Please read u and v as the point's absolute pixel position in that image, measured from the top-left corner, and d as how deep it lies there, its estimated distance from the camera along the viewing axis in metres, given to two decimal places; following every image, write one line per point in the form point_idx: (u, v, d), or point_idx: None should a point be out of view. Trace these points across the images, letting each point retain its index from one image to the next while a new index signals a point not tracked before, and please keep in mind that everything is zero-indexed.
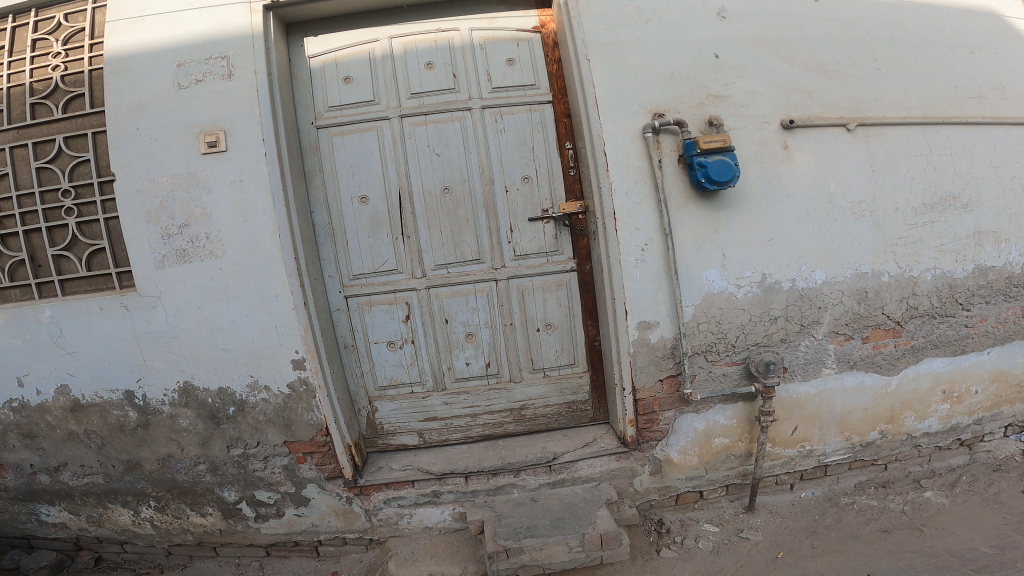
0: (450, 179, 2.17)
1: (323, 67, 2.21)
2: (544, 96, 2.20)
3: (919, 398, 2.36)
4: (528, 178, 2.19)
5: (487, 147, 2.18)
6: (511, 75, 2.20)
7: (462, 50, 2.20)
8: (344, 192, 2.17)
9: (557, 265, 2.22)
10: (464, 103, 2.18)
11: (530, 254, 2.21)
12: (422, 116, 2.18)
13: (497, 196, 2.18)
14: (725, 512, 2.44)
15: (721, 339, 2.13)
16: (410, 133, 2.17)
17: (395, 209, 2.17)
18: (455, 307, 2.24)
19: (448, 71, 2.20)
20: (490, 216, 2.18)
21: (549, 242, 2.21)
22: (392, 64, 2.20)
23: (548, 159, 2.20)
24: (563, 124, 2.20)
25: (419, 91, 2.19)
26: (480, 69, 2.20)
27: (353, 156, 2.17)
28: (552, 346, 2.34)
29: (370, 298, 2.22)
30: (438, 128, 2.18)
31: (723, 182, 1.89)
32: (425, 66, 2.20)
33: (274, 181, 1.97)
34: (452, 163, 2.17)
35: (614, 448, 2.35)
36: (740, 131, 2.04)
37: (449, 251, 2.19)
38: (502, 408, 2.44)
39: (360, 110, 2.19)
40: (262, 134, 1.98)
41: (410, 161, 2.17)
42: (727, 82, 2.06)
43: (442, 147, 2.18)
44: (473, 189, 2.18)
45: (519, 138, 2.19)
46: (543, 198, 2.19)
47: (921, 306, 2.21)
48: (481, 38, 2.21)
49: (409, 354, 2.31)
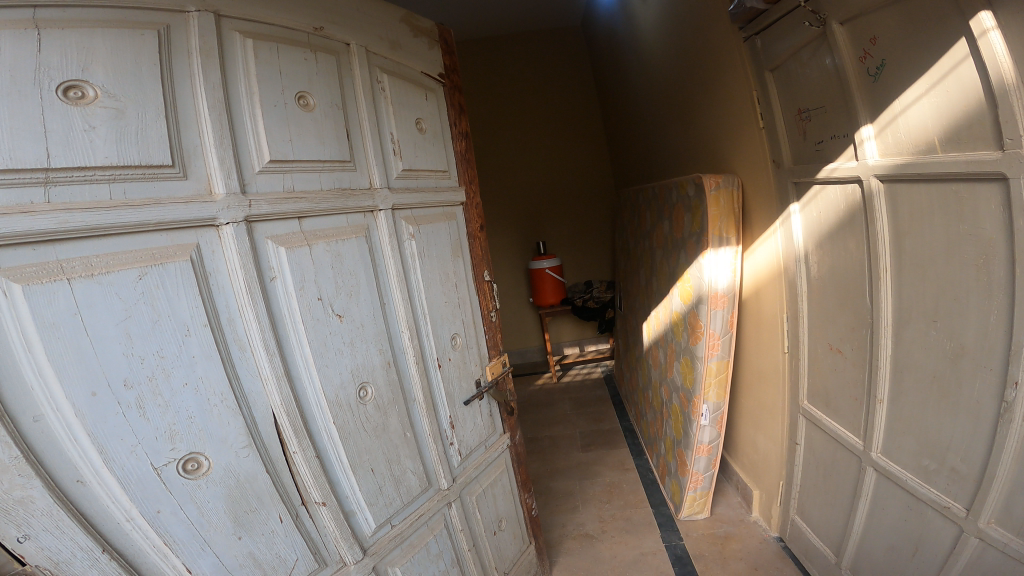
0: (364, 364, 1.68)
1: (13, 47, 1.08)
2: (454, 191, 2.05)
3: (765, 373, 2.79)
4: (455, 336, 2.02)
5: (410, 304, 1.82)
6: (419, 156, 1.89)
7: (358, 88, 1.69)
8: (139, 472, 1.24)
9: (494, 448, 2.25)
10: (353, 195, 1.62)
11: (472, 447, 2.12)
12: (289, 220, 1.49)
13: (435, 380, 1.95)
14: (838, 509, 2.29)
15: (931, 384, 1.73)
16: (278, 273, 1.46)
17: (283, 467, 1.51)
18: (403, 518, 1.83)
19: (330, 119, 1.60)
20: (431, 414, 1.92)
21: (485, 427, 2.20)
22: (365, 75, 1.70)
23: (464, 312, 2.07)
24: (477, 248, 2.13)
25: (289, 146, 1.49)
26: (383, 130, 1.76)
27: (139, 365, 1.23)
28: (500, 504, 2.30)
29: (318, 526, 1.61)
30: (337, 258, 1.58)
31: (945, 237, 1.60)
32: (295, 95, 1.51)
33: (99, 410, 1.18)
34: (372, 337, 1.70)
35: (528, 531, 2.54)
36: (931, 172, 1.59)
37: (381, 445, 1.76)
38: (512, 523, 2.39)
39: (141, 192, 1.24)
40: (88, 358, 1.16)
41: (298, 348, 1.52)
42: (904, 102, 1.63)
43: (352, 304, 1.63)
44: (405, 369, 1.83)
45: (446, 287, 1.97)
46: (472, 362, 2.13)
47: (774, 338, 2.67)
48: (385, 72, 1.79)
49: (335, 552, 1.65)
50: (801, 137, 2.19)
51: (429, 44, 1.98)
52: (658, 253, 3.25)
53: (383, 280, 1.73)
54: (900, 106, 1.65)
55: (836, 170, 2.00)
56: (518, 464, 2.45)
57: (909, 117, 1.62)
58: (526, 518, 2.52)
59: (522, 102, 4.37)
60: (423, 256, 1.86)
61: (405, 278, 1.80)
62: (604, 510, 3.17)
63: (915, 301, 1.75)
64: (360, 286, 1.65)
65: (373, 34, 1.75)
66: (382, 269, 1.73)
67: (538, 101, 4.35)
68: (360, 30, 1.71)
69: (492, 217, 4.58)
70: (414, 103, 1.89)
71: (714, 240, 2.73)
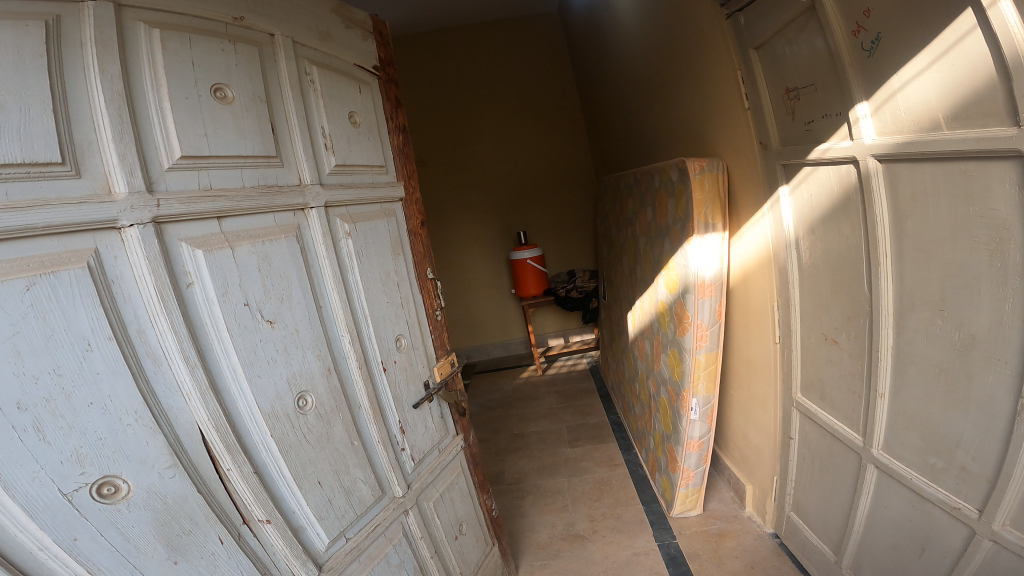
0: (299, 371, 1.59)
1: None
2: (396, 185, 1.96)
3: (755, 366, 2.65)
4: (400, 339, 1.94)
5: (350, 306, 1.74)
6: (354, 151, 1.79)
7: (284, 81, 1.58)
8: (46, 499, 1.09)
9: (448, 450, 2.20)
10: (278, 191, 1.52)
11: (425, 451, 2.07)
12: (209, 221, 1.37)
13: (381, 385, 1.88)
14: (836, 507, 2.09)
15: (936, 375, 1.50)
16: (196, 278, 1.34)
17: (216, 486, 1.38)
18: (358, 530, 1.74)
19: (254, 112, 1.48)
20: (379, 421, 1.86)
21: (437, 430, 2.15)
22: (289, 66, 1.59)
23: (411, 312, 1.99)
24: (421, 245, 2.04)
25: (206, 142, 1.37)
26: (313, 124, 1.65)
27: (33, 384, 1.07)
28: (458, 508, 2.23)
29: (264, 545, 1.50)
30: (263, 258, 1.47)
31: (949, 217, 1.37)
32: (211, 88, 1.39)
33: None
34: (308, 341, 1.61)
35: (491, 533, 2.47)
36: (937, 152, 1.35)
37: (327, 456, 1.67)
38: (474, 525, 2.34)
39: (27, 192, 1.06)
40: None
41: (223, 358, 1.41)
42: (903, 76, 1.39)
43: (283, 307, 1.53)
44: (346, 374, 1.74)
45: (389, 287, 1.89)
46: (421, 365, 2.06)
47: (762, 329, 2.52)
48: (314, 64, 1.68)
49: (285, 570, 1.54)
50: (789, 118, 2.01)
51: (364, 36, 1.88)
52: (642, 241, 3.04)
53: (315, 280, 1.63)
54: (899, 81, 1.41)
55: (829, 151, 1.82)
56: (473, 465, 2.40)
57: (910, 94, 1.38)
58: (485, 519, 2.44)
59: (500, 83, 3.99)
60: (360, 255, 1.77)
61: (341, 279, 1.71)
62: (594, 509, 3.00)
63: (915, 286, 1.54)
64: (291, 288, 1.55)
65: (300, 23, 1.64)
66: (314, 270, 1.63)
67: (517, 82, 3.99)
68: (285, 19, 1.59)
69: (467, 208, 4.25)
70: (348, 96, 1.79)
71: (699, 226, 2.54)
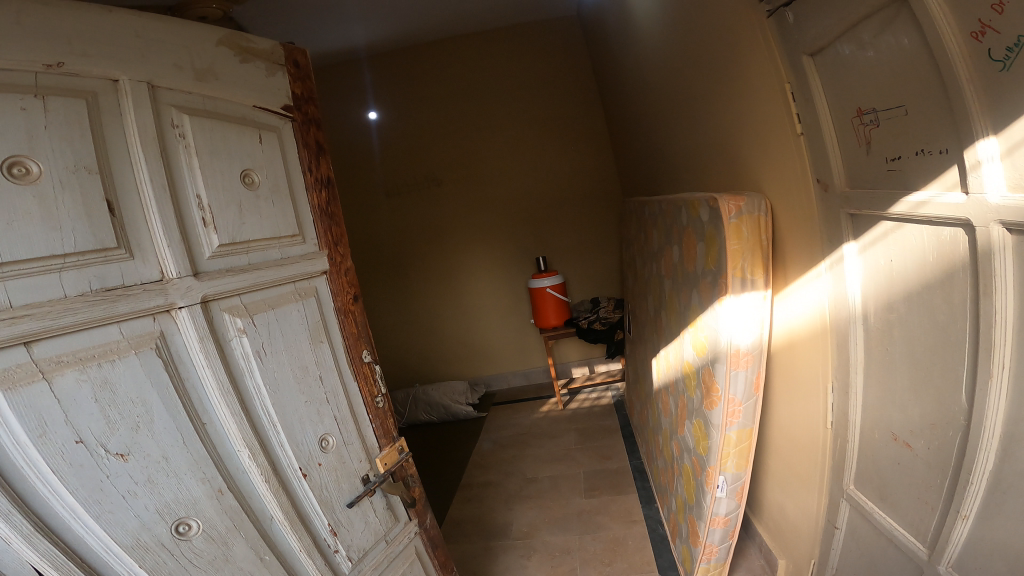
0: (186, 496, 1.23)
1: None
2: (316, 257, 1.62)
3: (801, 460, 1.96)
4: (324, 437, 1.57)
5: (247, 413, 1.38)
6: (249, 219, 1.42)
7: (133, 138, 1.20)
8: None
9: (397, 539, 1.74)
10: (123, 296, 1.14)
11: (366, 548, 1.64)
12: (18, 348, 1.00)
13: (301, 492, 1.49)
14: None
15: None
16: (3, 423, 0.99)
17: None
18: None
19: (82, 190, 1.10)
20: (301, 528, 1.47)
21: (382, 522, 1.71)
22: (142, 117, 1.21)
23: (339, 403, 1.63)
24: (352, 323, 1.72)
25: (3, 250, 0.99)
26: (183, 190, 1.29)
27: None
28: None
29: None
30: (104, 382, 1.11)
31: None
32: (3, 163, 1.00)
33: None
34: (189, 470, 1.24)
35: None
36: None
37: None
38: None
39: None
40: None
41: (55, 500, 1.06)
42: None
43: (141, 439, 1.16)
44: (250, 489, 1.38)
45: (303, 378, 1.52)
46: (359, 458, 1.67)
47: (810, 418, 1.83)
48: (185, 113, 1.30)
49: None
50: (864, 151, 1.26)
51: (269, 71, 1.53)
52: (667, 283, 2.51)
53: (192, 389, 1.28)
54: None
55: (926, 205, 1.08)
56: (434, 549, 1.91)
57: None
58: None
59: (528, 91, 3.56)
60: (252, 352, 1.40)
61: (224, 387, 1.32)
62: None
63: None
64: (151, 412, 1.18)
65: (165, 57, 1.26)
66: (187, 388, 1.27)
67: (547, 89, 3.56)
68: (139, 61, 1.21)
69: (491, 228, 3.80)
70: (238, 148, 1.42)
71: (734, 283, 1.94)
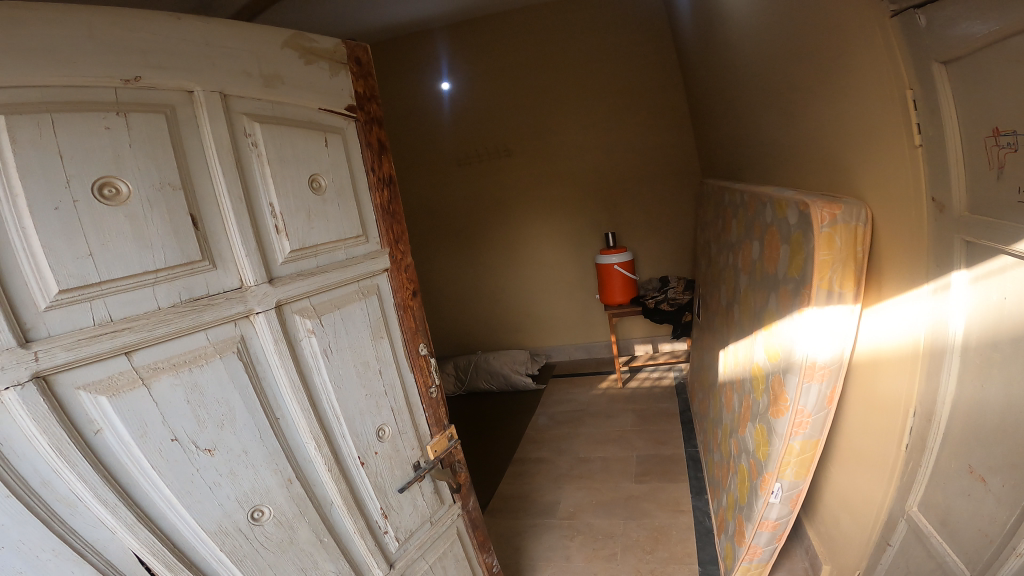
0: (264, 486, 1.23)
1: None
2: (378, 256, 1.58)
3: (869, 489, 1.75)
4: (382, 429, 1.56)
5: (314, 410, 1.35)
6: (315, 224, 1.37)
7: (208, 146, 1.14)
8: None
9: (442, 520, 1.78)
10: (208, 299, 1.12)
11: (413, 528, 1.67)
12: (120, 357, 1.00)
13: (360, 477, 1.49)
14: None
15: None
16: (105, 424, 0.99)
17: None
18: None
19: (164, 203, 1.06)
20: (356, 511, 1.48)
21: (429, 504, 1.74)
22: (216, 128, 1.15)
23: (396, 397, 1.61)
24: (410, 321, 1.69)
25: (93, 271, 0.96)
26: (256, 202, 1.23)
27: None
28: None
29: None
30: (193, 387, 1.10)
31: None
32: (92, 185, 0.96)
33: None
34: (267, 463, 1.24)
35: None
36: None
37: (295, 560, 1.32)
38: None
39: None
40: None
41: (153, 491, 1.07)
42: None
43: (229, 438, 1.16)
44: (318, 475, 1.37)
45: (365, 376, 1.49)
46: (411, 446, 1.68)
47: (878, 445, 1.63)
48: (254, 119, 1.23)
49: None
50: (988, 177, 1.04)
51: (332, 73, 1.44)
52: (744, 279, 2.36)
53: (270, 383, 1.26)
54: None
55: None
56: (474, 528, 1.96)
57: None
58: None
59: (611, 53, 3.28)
60: (321, 354, 1.37)
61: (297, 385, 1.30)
62: (644, 564, 2.25)
63: None
64: (234, 412, 1.17)
65: (234, 64, 1.18)
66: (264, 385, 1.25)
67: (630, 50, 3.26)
68: (212, 71, 1.14)
69: (560, 196, 3.71)
70: (305, 153, 1.35)
71: (818, 295, 1.70)
